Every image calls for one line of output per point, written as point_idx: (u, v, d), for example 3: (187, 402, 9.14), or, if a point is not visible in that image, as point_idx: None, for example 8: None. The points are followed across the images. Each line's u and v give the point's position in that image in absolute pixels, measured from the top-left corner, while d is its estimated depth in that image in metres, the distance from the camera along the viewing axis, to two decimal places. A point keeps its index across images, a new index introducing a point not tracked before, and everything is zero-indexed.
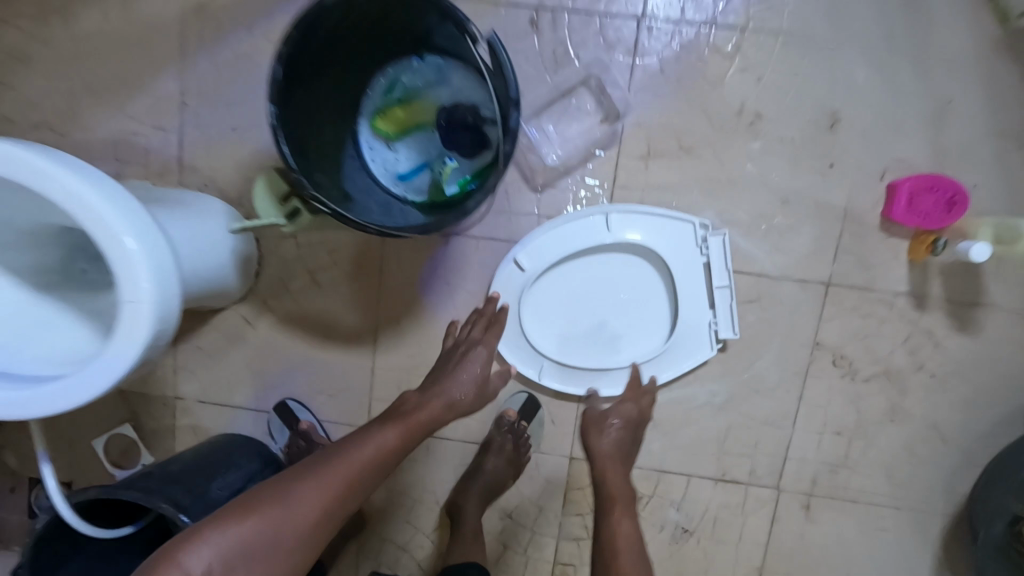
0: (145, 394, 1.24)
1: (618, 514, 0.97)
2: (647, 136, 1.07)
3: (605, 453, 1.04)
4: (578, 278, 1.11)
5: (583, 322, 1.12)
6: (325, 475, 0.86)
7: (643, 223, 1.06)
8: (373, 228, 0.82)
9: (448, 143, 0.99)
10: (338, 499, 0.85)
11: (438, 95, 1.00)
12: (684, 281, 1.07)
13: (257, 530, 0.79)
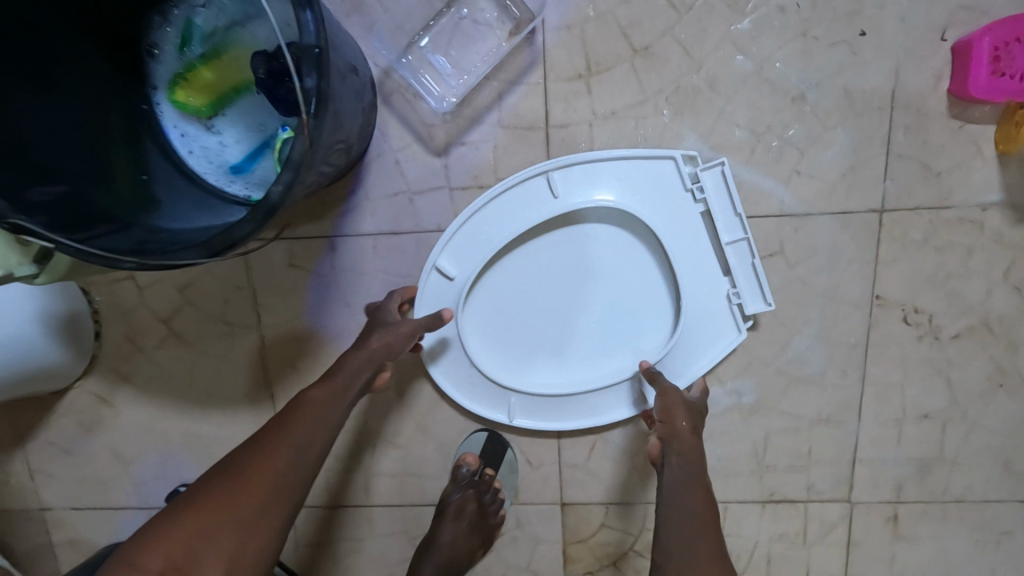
0: (4, 511, 0.95)
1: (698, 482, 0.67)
2: (581, 43, 0.72)
3: (685, 440, 0.69)
4: (533, 271, 0.78)
5: (553, 330, 0.80)
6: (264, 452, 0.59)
7: (606, 173, 0.72)
8: (131, 260, 0.52)
9: (281, 103, 0.66)
10: (287, 472, 0.58)
11: (254, 36, 0.66)
12: (680, 246, 0.74)
13: (190, 544, 0.54)
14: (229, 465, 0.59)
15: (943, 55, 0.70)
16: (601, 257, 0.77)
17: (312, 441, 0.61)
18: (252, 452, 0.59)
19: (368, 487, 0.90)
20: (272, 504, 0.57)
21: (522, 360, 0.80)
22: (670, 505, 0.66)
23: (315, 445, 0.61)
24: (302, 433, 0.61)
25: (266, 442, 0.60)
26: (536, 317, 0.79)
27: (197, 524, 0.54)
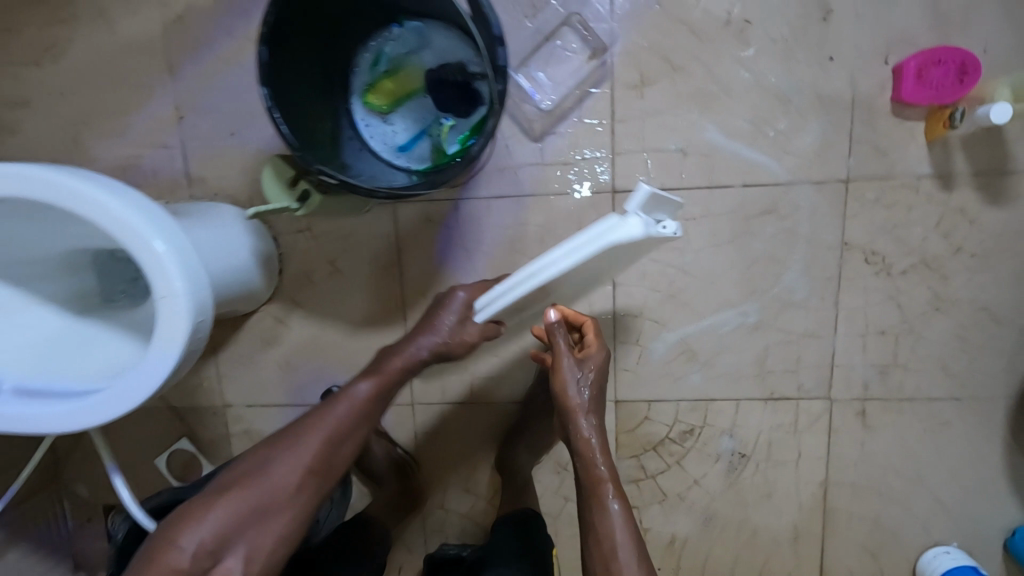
0: (197, 407, 1.28)
1: (607, 500, 0.79)
2: (637, 63, 1.04)
3: (586, 452, 0.81)
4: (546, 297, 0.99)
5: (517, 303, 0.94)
6: (303, 468, 0.83)
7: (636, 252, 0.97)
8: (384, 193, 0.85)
9: (441, 104, 1.00)
10: (319, 455, 0.85)
11: (423, 60, 1.00)
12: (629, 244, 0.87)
13: (244, 506, 0.80)
14: (270, 472, 0.82)
15: (887, 71, 1.02)
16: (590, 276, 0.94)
17: (343, 439, 0.87)
18: (293, 463, 0.83)
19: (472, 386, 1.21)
20: (307, 480, 0.84)
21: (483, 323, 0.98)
22: (592, 522, 0.79)
23: (344, 461, 0.88)
24: (336, 452, 0.86)
25: (307, 456, 0.84)
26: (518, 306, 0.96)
27: (249, 488, 0.81)
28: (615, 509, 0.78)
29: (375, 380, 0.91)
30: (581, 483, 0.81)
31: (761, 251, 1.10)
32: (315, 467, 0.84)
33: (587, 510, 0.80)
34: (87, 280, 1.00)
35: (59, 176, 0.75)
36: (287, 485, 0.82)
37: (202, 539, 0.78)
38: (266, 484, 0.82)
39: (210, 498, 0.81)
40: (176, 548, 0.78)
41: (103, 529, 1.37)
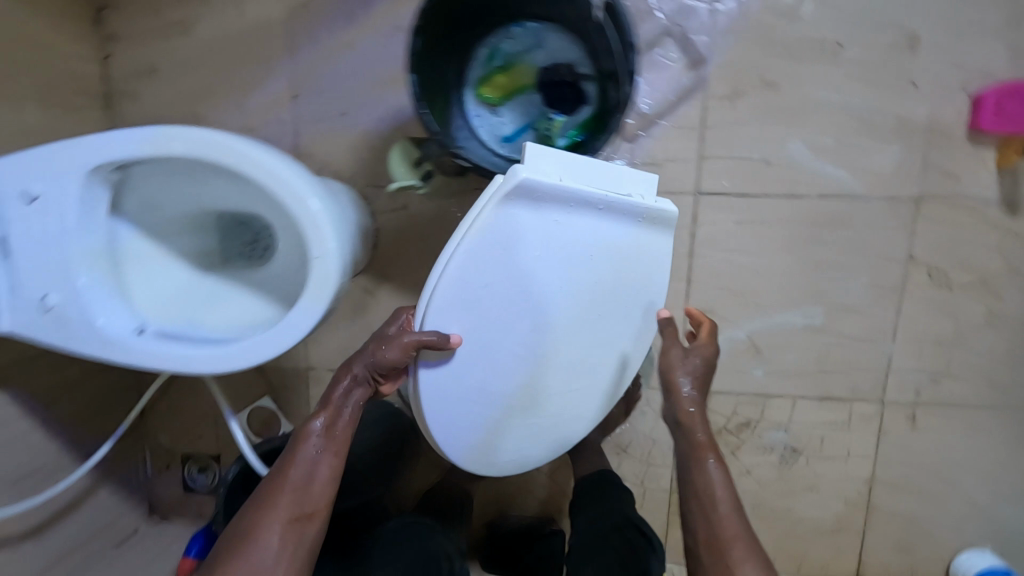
0: (281, 368, 1.37)
1: (708, 460, 0.86)
2: (732, 75, 1.11)
3: (685, 418, 0.88)
4: (567, 344, 0.92)
5: (518, 343, 0.88)
6: (277, 517, 0.80)
7: (640, 267, 0.95)
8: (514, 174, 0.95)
9: (550, 100, 1.08)
10: (297, 504, 0.82)
11: (537, 58, 1.08)
12: (597, 232, 0.88)
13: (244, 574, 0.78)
14: (253, 529, 0.79)
15: (966, 100, 1.10)
16: (591, 293, 0.91)
17: (320, 479, 0.84)
18: (268, 515, 0.80)
19: None
20: (294, 530, 0.81)
21: (491, 379, 0.89)
22: (694, 483, 0.85)
23: (326, 497, 0.84)
24: (310, 492, 0.83)
25: (278, 506, 0.81)
26: (527, 348, 0.89)
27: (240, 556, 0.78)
28: (717, 471, 0.85)
29: (332, 413, 0.86)
30: (681, 453, 0.88)
31: (830, 258, 1.17)
32: (293, 511, 0.81)
33: (685, 471, 0.87)
34: (208, 239, 1.08)
35: (223, 137, 0.83)
36: (269, 537, 0.79)
37: None
38: (251, 546, 0.78)
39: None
40: None
41: (179, 476, 1.45)
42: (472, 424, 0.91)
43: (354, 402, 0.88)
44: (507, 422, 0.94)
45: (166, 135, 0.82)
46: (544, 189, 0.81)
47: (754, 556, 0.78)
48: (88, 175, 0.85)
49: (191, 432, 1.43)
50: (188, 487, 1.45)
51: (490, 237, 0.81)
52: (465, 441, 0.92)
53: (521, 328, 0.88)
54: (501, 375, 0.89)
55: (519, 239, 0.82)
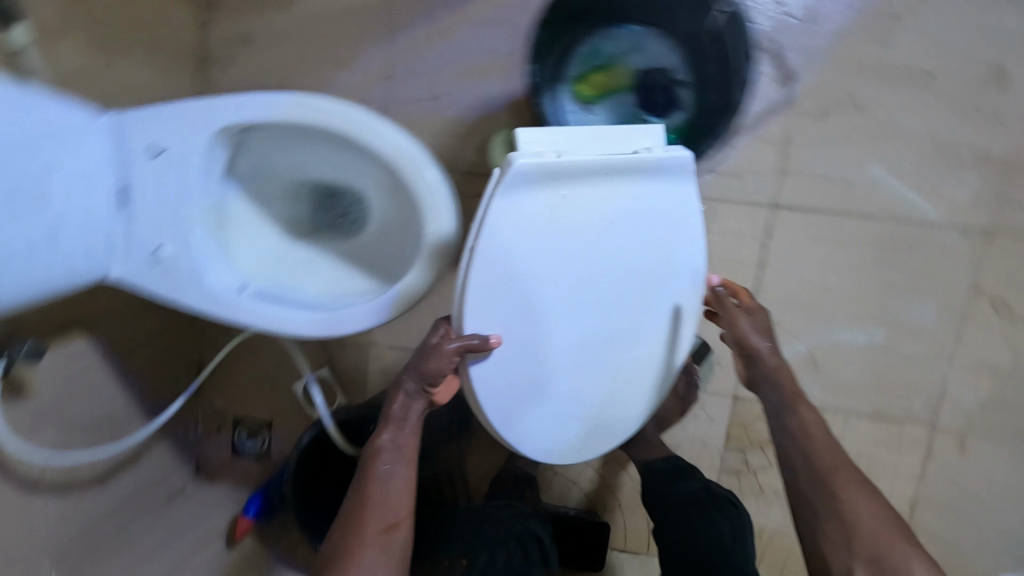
0: (342, 340, 1.39)
1: (802, 405, 0.92)
2: (820, 94, 1.15)
3: (771, 368, 0.94)
4: (600, 319, 0.91)
5: (545, 328, 0.89)
6: (366, 533, 0.84)
7: (670, 223, 0.90)
8: None
9: (645, 104, 1.12)
10: (381, 517, 0.85)
11: (635, 61, 1.11)
12: (612, 200, 0.87)
13: None
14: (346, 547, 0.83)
15: None
16: (617, 262, 0.89)
17: (398, 492, 0.87)
18: (358, 531, 0.84)
19: None
20: (383, 542, 0.84)
21: (528, 369, 0.90)
22: (790, 427, 0.91)
23: (404, 505, 0.88)
24: (390, 504, 0.86)
25: (365, 521, 0.85)
26: (558, 330, 0.90)
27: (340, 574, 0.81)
28: (810, 416, 0.91)
29: (397, 428, 0.91)
30: (772, 406, 0.93)
31: (898, 280, 1.20)
32: (379, 523, 0.85)
33: (779, 416, 0.92)
34: (299, 208, 1.11)
35: (355, 111, 0.86)
36: (364, 552, 0.82)
37: None
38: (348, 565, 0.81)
39: None
40: None
41: (228, 440, 1.47)
42: (526, 413, 0.92)
43: (416, 413, 0.92)
44: (560, 407, 0.93)
45: (301, 101, 0.86)
46: (533, 171, 0.83)
47: (857, 484, 0.85)
48: (215, 134, 0.88)
49: (243, 397, 1.46)
50: (236, 452, 1.47)
51: (491, 235, 0.84)
52: (521, 432, 0.93)
53: (547, 310, 0.89)
54: (540, 365, 0.91)
55: (521, 224, 0.85)
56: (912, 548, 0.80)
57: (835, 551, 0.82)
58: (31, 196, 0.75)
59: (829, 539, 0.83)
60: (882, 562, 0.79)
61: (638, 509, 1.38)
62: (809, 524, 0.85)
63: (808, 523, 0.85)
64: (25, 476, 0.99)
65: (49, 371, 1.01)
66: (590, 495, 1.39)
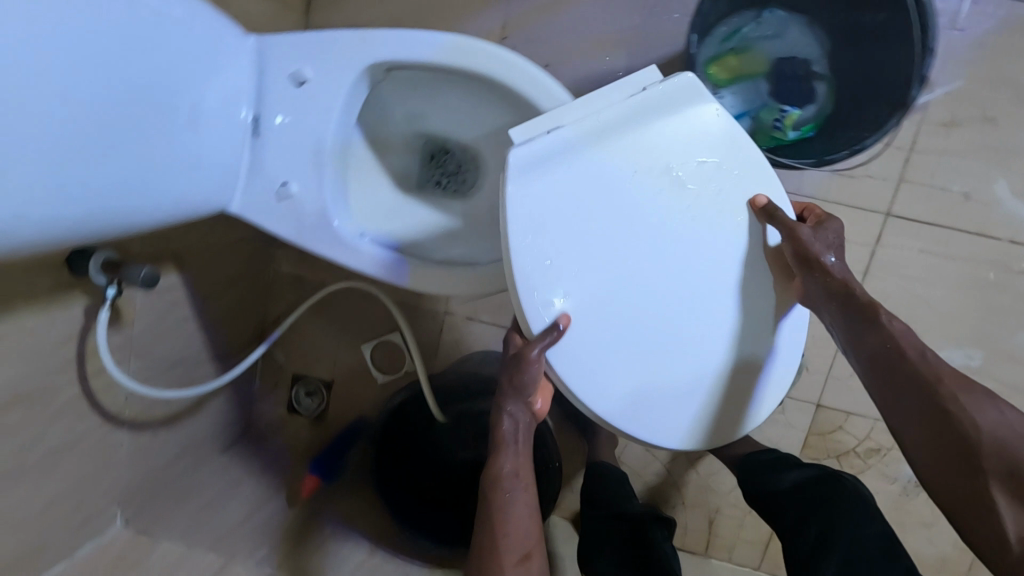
0: (418, 307, 1.35)
1: (884, 316, 0.79)
2: (954, 104, 1.12)
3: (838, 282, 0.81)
4: (661, 273, 0.83)
5: (601, 297, 0.82)
6: (505, 565, 0.75)
7: (705, 142, 0.84)
8: None
9: (781, 94, 1.07)
10: (515, 551, 0.77)
11: (773, 48, 1.07)
12: (639, 150, 0.82)
13: None
14: None
15: None
16: (666, 206, 0.83)
17: (527, 518, 0.80)
18: (495, 564, 0.76)
19: None
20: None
21: (598, 347, 0.84)
22: (868, 340, 0.79)
23: (533, 533, 0.80)
24: (523, 533, 0.78)
25: (500, 554, 0.76)
26: (618, 294, 0.83)
27: None
28: (898, 324, 0.79)
29: (511, 454, 0.82)
30: (851, 322, 0.80)
31: (1005, 303, 1.17)
32: (514, 553, 0.77)
33: (854, 334, 0.80)
34: (409, 162, 1.07)
35: (511, 55, 0.84)
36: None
37: None
38: None
39: None
40: None
41: (285, 397, 1.42)
42: (620, 387, 0.85)
43: (524, 430, 0.84)
44: (657, 372, 0.85)
45: (462, 45, 0.84)
46: (532, 159, 0.80)
47: (977, 392, 0.73)
48: (361, 71, 0.86)
49: (305, 356, 1.41)
50: (293, 411, 1.41)
51: (519, 236, 0.80)
52: (624, 406, 0.85)
53: (600, 281, 0.82)
54: (615, 341, 0.84)
55: (539, 213, 0.80)
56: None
57: (961, 470, 0.70)
58: (175, 121, 0.71)
59: (949, 457, 0.71)
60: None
61: (702, 507, 1.36)
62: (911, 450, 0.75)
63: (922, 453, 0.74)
64: (110, 409, 0.95)
65: (144, 304, 0.97)
66: (653, 489, 1.37)
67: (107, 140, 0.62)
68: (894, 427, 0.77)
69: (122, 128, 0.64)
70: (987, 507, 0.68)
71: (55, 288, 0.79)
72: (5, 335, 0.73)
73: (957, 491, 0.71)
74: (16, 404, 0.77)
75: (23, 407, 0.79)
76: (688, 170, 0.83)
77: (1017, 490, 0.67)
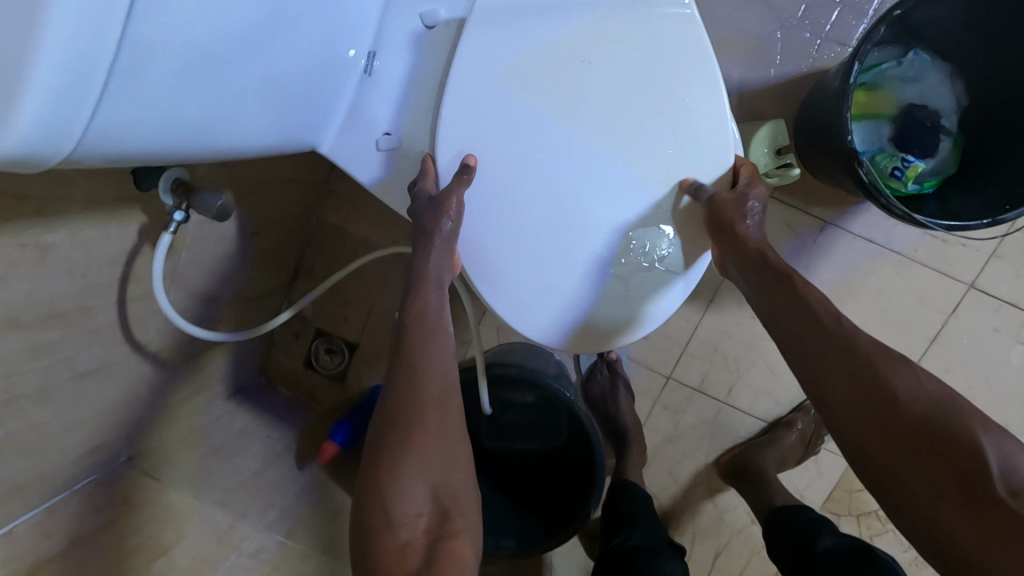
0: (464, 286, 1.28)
1: (801, 281, 0.73)
2: None
3: (745, 253, 0.75)
4: (571, 173, 0.77)
5: (513, 178, 0.78)
6: (425, 392, 0.72)
7: (674, 65, 0.77)
8: (901, 210, 0.84)
9: (910, 142, 1.00)
10: (435, 375, 0.73)
11: (906, 92, 1.01)
12: (598, 38, 0.75)
13: (424, 472, 0.69)
14: (413, 408, 0.71)
15: None
16: (607, 110, 0.76)
17: (447, 347, 0.76)
18: (412, 391, 0.72)
19: (732, 386, 1.26)
20: (442, 398, 0.73)
21: (499, 231, 0.79)
22: (776, 313, 0.73)
23: (450, 364, 0.76)
24: (442, 365, 0.74)
25: (419, 382, 0.72)
26: (515, 184, 0.78)
27: (416, 451, 0.69)
28: (817, 292, 0.72)
29: (432, 285, 0.76)
30: (764, 290, 0.74)
31: None
32: (435, 383, 0.73)
33: (771, 300, 0.74)
34: None
35: None
36: (427, 418, 0.71)
37: (423, 508, 0.68)
38: (419, 424, 0.70)
39: (387, 486, 0.67)
40: (399, 537, 0.66)
41: (303, 350, 1.33)
42: (483, 274, 0.80)
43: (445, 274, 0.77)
44: (522, 275, 0.80)
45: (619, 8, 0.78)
46: (492, 13, 0.75)
47: (896, 358, 0.65)
48: None
49: (331, 313, 1.32)
50: (310, 365, 1.33)
51: (454, 94, 0.76)
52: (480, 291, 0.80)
53: (501, 163, 0.77)
54: (518, 233, 0.79)
55: (478, 85, 0.76)
56: (981, 420, 0.60)
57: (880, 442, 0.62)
58: (302, 49, 0.61)
59: (855, 421, 0.64)
60: (945, 442, 0.60)
61: (711, 540, 1.31)
62: (831, 417, 0.66)
63: (837, 422, 0.66)
64: (140, 339, 0.86)
65: (196, 233, 0.88)
66: (665, 512, 1.33)
67: (221, 68, 0.52)
68: (814, 400, 0.69)
69: (236, 60, 0.53)
70: (904, 482, 0.61)
71: (115, 202, 0.70)
72: (57, 245, 0.64)
73: (872, 464, 0.63)
74: (51, 322, 0.68)
75: (59, 326, 0.70)
76: (642, 81, 0.76)
77: (937, 464, 0.59)
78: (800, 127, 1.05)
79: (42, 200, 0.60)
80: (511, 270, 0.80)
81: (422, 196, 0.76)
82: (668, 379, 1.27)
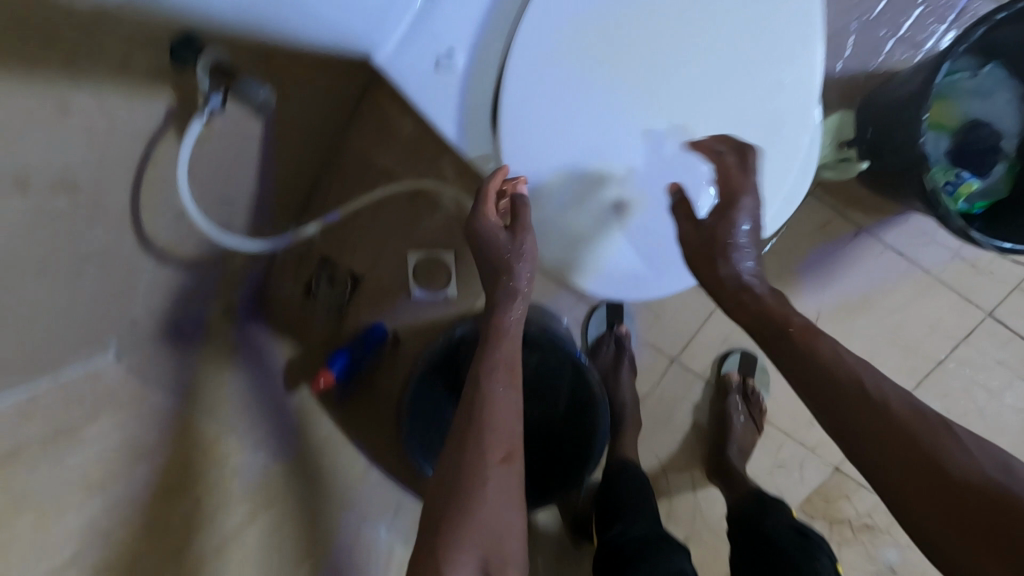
0: None
1: (822, 343, 0.70)
2: None
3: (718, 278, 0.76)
4: (641, 115, 0.76)
5: (581, 110, 0.76)
6: (488, 452, 0.68)
7: (773, 32, 0.76)
8: (957, 224, 0.83)
9: (968, 158, 0.97)
10: (501, 433, 0.70)
11: (974, 106, 0.98)
12: None
13: (483, 540, 0.64)
14: (476, 466, 0.67)
15: None
16: (693, 60, 0.75)
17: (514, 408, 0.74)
18: (478, 449, 0.68)
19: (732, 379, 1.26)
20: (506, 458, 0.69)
21: (553, 155, 0.77)
22: (794, 362, 0.70)
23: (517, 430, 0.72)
24: (510, 425, 0.71)
25: (487, 439, 0.69)
26: (583, 116, 0.76)
27: (474, 513, 0.64)
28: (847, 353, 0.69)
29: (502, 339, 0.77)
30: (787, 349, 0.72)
31: None
32: (499, 445, 0.69)
33: (796, 359, 0.70)
34: None
35: None
36: (487, 486, 0.66)
37: None
38: (481, 484, 0.66)
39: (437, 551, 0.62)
40: None
41: (304, 277, 1.26)
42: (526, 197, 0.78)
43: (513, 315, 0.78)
44: (562, 203, 0.79)
45: None
46: None
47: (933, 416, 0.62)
48: None
49: (342, 242, 1.26)
50: (308, 294, 1.25)
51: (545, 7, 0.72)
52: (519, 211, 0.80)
53: (579, 90, 0.75)
54: (573, 163, 0.77)
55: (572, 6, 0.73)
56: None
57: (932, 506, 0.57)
58: None
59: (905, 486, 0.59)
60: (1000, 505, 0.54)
61: (683, 528, 1.31)
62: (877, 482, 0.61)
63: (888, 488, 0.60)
64: (147, 229, 0.81)
65: (224, 126, 0.81)
66: None
67: None
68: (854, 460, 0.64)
69: None
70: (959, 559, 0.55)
71: (149, 72, 0.64)
72: (81, 105, 0.58)
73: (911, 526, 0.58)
74: (59, 188, 0.62)
75: (68, 197, 0.64)
76: (741, 39, 0.75)
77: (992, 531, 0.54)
78: (854, 122, 1.03)
79: (76, 49, 0.54)
80: (555, 201, 0.79)
81: (491, 231, 0.75)
82: (672, 362, 1.27)
